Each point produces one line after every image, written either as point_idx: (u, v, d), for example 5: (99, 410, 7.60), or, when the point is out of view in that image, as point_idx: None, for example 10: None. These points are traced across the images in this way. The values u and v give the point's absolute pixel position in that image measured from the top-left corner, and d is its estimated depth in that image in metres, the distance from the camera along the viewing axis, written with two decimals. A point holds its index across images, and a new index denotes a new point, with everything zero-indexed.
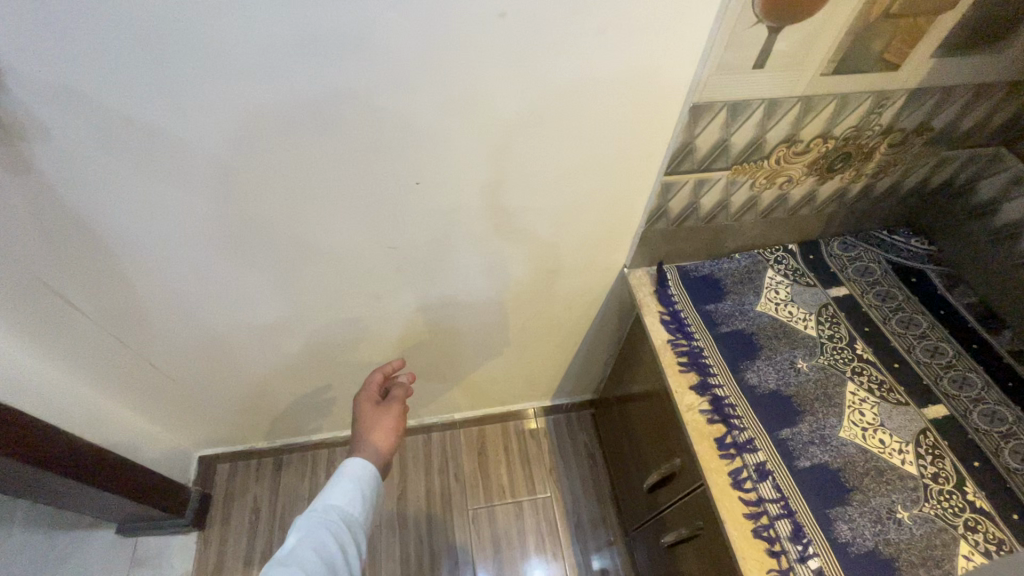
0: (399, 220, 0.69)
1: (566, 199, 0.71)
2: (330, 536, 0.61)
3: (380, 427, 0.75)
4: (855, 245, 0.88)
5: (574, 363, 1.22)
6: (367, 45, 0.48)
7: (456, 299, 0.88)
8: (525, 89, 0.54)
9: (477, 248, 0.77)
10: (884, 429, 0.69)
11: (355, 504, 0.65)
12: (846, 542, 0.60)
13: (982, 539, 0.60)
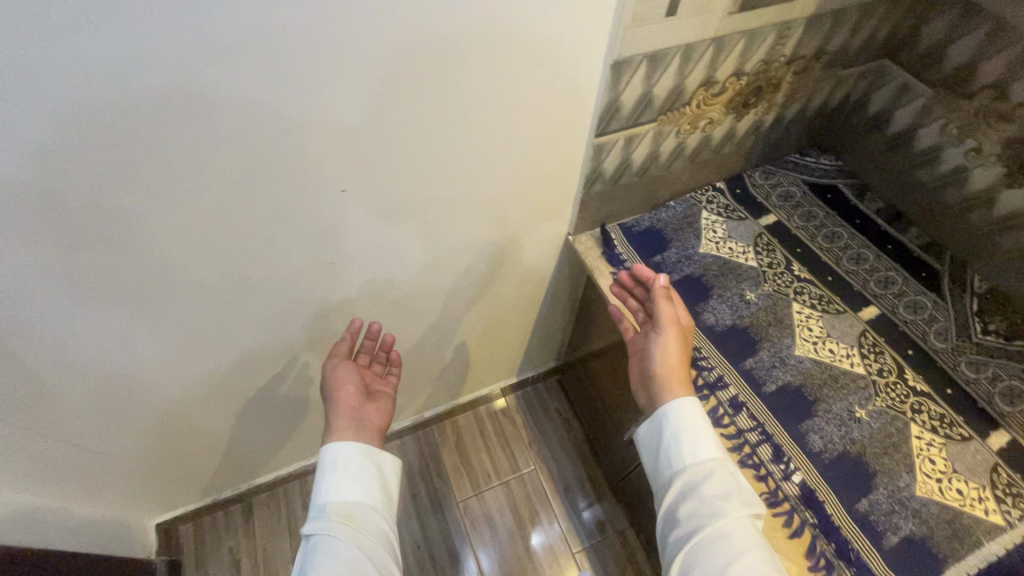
0: (334, 232, 0.64)
1: (507, 177, 0.68)
2: (335, 549, 0.60)
3: (345, 389, 0.76)
4: (775, 172, 0.92)
5: (534, 336, 1.22)
6: (263, 44, 0.41)
7: (405, 301, 0.84)
8: (445, 71, 0.50)
9: (421, 244, 0.73)
10: (831, 339, 0.74)
11: (363, 456, 0.70)
12: (821, 450, 0.65)
13: (930, 419, 0.67)
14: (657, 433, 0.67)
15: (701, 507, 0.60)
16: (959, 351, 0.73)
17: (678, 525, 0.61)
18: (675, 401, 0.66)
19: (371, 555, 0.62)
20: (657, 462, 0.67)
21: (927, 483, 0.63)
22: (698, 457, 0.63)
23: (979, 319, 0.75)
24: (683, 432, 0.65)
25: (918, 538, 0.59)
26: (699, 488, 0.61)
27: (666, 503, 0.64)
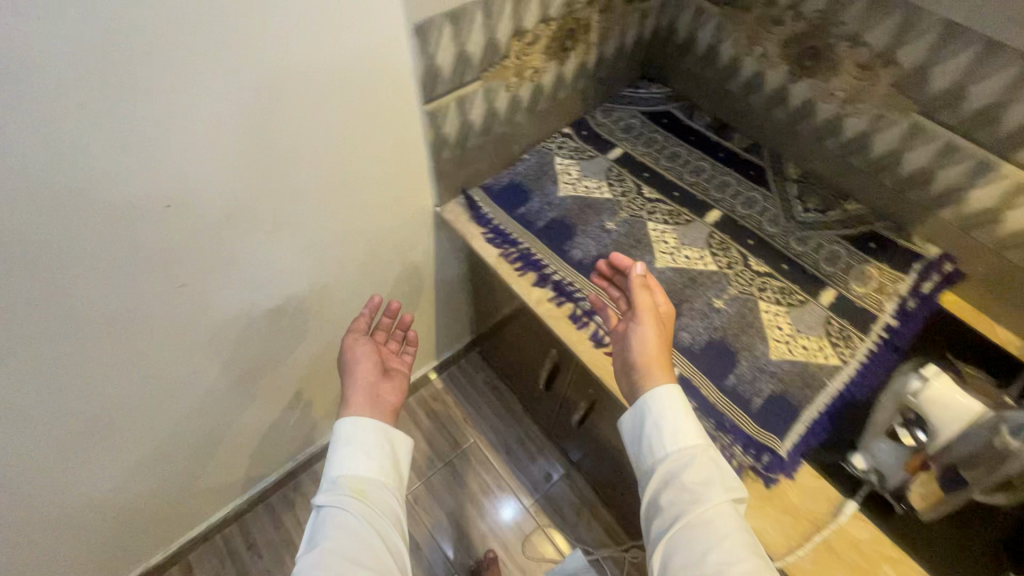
0: (214, 268, 0.65)
1: (375, 178, 0.73)
2: (346, 520, 0.61)
3: (367, 364, 0.76)
4: (614, 108, 0.99)
5: (441, 315, 1.23)
6: (24, 53, 0.40)
7: (300, 312, 0.81)
8: (245, 66, 0.51)
9: (306, 261, 0.75)
10: (684, 246, 0.82)
11: (372, 429, 0.68)
12: (690, 343, 0.73)
13: (773, 293, 0.77)
14: (638, 421, 0.63)
15: (684, 496, 0.57)
16: (787, 231, 0.84)
17: (661, 514, 0.58)
18: (659, 390, 0.62)
19: (383, 528, 0.62)
20: (638, 449, 0.64)
21: (778, 346, 0.72)
22: (681, 445, 0.60)
23: (799, 200, 0.86)
24: (665, 421, 0.61)
25: (777, 394, 0.68)
26: (682, 476, 0.58)
27: (648, 493, 0.61)
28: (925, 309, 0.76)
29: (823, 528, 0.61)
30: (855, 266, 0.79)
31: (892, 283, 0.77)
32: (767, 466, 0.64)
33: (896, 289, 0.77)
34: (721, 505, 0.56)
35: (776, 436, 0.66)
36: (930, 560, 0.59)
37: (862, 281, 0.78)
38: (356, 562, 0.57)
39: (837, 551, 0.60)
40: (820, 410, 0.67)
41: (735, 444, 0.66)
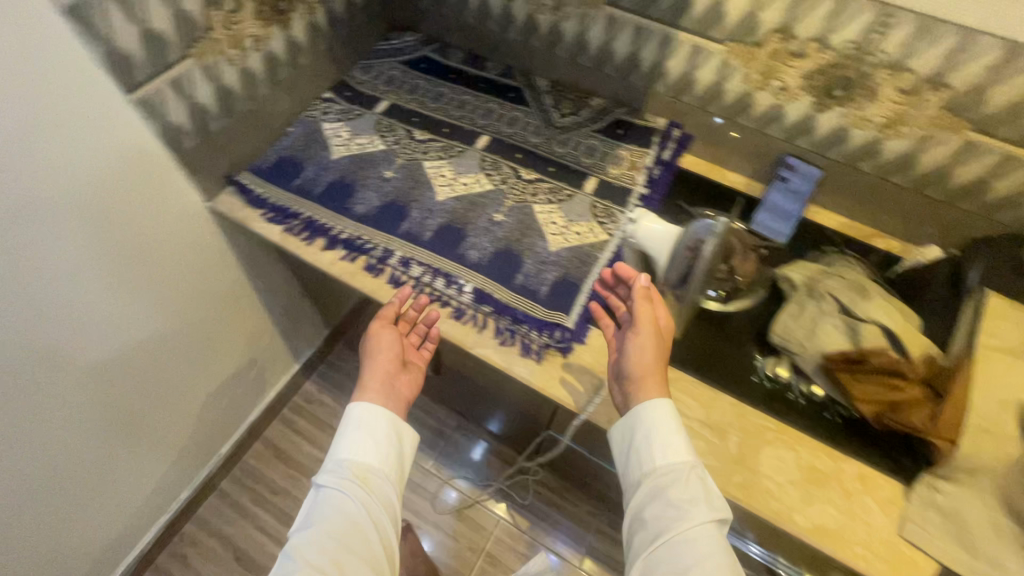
0: (49, 367, 0.70)
1: (176, 239, 0.81)
2: (346, 506, 0.60)
3: (387, 354, 0.71)
4: (373, 64, 1.01)
5: (281, 316, 1.20)
6: None
7: (154, 347, 0.86)
8: (10, 180, 0.57)
9: (133, 325, 0.80)
10: (460, 175, 0.88)
11: (377, 420, 0.66)
12: (479, 257, 0.79)
13: (545, 195, 0.86)
14: (628, 433, 0.63)
15: (668, 509, 0.57)
16: (549, 138, 0.92)
17: (644, 523, 0.58)
18: (657, 403, 0.62)
19: (376, 513, 0.61)
20: (629, 460, 0.63)
21: (555, 239, 0.81)
22: (670, 459, 0.60)
23: (555, 108, 0.95)
24: (652, 432, 0.61)
25: (560, 277, 0.77)
26: (668, 491, 0.58)
27: (633, 503, 0.61)
28: (667, 172, 0.88)
29: None
30: (609, 152, 0.90)
31: (640, 158, 0.89)
32: (560, 339, 0.72)
33: (644, 163, 0.89)
34: (704, 523, 0.55)
35: (563, 312, 0.74)
36: (695, 366, 0.71)
37: (616, 163, 0.89)
38: (344, 542, 0.57)
39: None
40: (596, 279, 0.77)
41: (530, 330, 0.73)
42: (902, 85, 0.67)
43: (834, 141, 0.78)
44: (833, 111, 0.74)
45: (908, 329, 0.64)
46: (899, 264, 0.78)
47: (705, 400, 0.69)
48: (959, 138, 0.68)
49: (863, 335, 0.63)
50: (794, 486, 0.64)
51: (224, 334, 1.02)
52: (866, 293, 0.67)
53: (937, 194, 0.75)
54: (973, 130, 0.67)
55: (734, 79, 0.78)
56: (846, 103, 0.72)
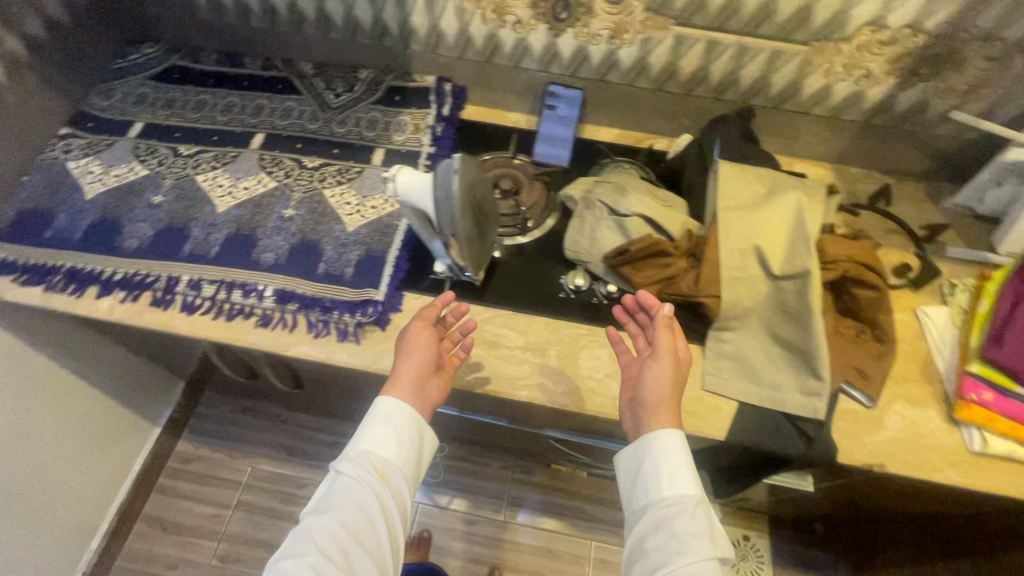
0: None
1: None
2: (356, 498, 0.56)
3: (419, 356, 0.63)
4: (113, 85, 0.92)
5: (114, 385, 1.08)
6: None
7: None
8: None
9: None
10: (240, 180, 0.83)
11: (402, 422, 0.60)
12: (275, 258, 0.76)
13: (333, 178, 0.85)
14: (638, 455, 0.58)
15: (671, 542, 0.52)
16: (328, 121, 0.90)
17: (643, 555, 0.53)
18: (669, 434, 0.57)
19: (392, 510, 0.57)
20: (634, 486, 0.58)
21: (351, 219, 0.81)
22: (676, 490, 0.55)
23: (328, 89, 0.93)
24: (662, 458, 0.56)
25: (364, 254, 0.77)
26: (674, 524, 0.53)
27: (634, 534, 0.55)
28: (450, 127, 0.90)
29: None
30: (392, 121, 0.91)
31: (422, 119, 0.90)
32: (373, 314, 0.72)
33: (426, 123, 0.90)
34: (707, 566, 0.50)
35: (373, 287, 0.74)
36: (508, 301, 0.75)
37: (401, 129, 0.90)
38: (350, 530, 0.54)
39: None
40: (399, 246, 0.77)
41: (342, 314, 0.72)
42: None
43: (580, 61, 0.84)
44: (567, 33, 0.80)
45: (663, 212, 0.71)
46: (664, 159, 0.88)
47: (523, 328, 0.73)
48: (670, 34, 0.76)
49: (630, 230, 0.70)
50: (613, 378, 0.69)
51: (53, 424, 0.96)
52: (624, 190, 0.73)
53: (675, 89, 0.84)
54: (677, 25, 0.75)
55: (476, 23, 0.81)
56: (572, 24, 0.78)
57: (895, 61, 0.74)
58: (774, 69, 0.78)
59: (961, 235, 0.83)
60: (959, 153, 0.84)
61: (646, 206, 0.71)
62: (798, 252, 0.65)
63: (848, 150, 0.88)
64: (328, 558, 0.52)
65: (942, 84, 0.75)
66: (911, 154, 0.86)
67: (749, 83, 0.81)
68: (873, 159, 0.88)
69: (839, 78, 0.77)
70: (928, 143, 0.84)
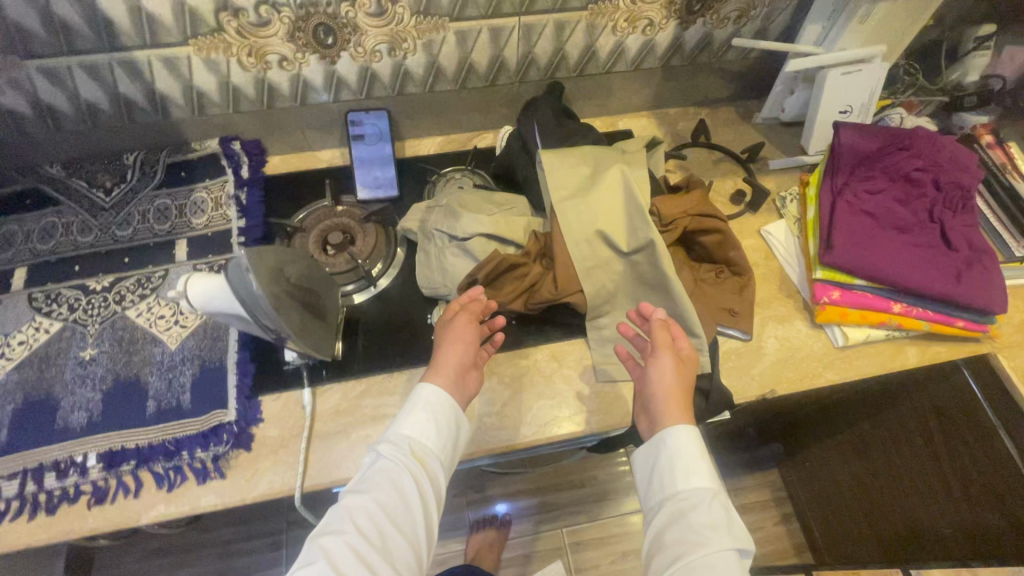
0: None
1: None
2: (397, 483, 0.53)
3: (461, 348, 0.60)
4: None
5: None
6: None
7: None
8: None
9: None
10: (12, 335, 0.67)
11: (440, 413, 0.57)
12: (89, 417, 0.63)
13: (133, 293, 0.71)
14: (649, 449, 0.56)
15: (690, 533, 0.51)
16: (105, 227, 0.75)
17: (661, 549, 0.52)
18: (683, 430, 0.55)
19: (431, 496, 0.54)
20: (648, 479, 0.56)
21: (171, 335, 0.68)
22: (691, 482, 0.54)
23: (94, 188, 0.77)
24: (675, 451, 0.55)
25: (199, 371, 0.66)
26: (689, 516, 0.52)
27: (654, 527, 0.54)
28: (255, 190, 0.79)
29: (303, 429, 0.63)
30: (185, 203, 0.77)
31: (220, 190, 0.78)
32: (231, 438, 0.62)
33: (226, 194, 0.78)
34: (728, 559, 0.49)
35: (221, 408, 0.64)
36: (380, 365, 0.68)
37: (199, 209, 0.77)
38: (389, 513, 0.52)
39: (326, 431, 0.64)
40: (236, 349, 0.67)
41: (193, 452, 0.61)
42: (367, 11, 0.66)
43: (369, 82, 0.76)
44: (341, 58, 0.71)
45: (502, 222, 0.67)
46: (493, 155, 0.84)
47: (404, 388, 0.67)
48: (450, 32, 0.71)
49: (476, 252, 0.66)
50: (511, 406, 0.66)
51: None
52: (456, 212, 0.68)
53: (479, 83, 0.80)
54: (452, 21, 0.69)
55: (234, 72, 0.70)
56: (343, 47, 0.70)
57: (670, 4, 0.74)
58: (565, 40, 0.75)
59: (776, 146, 0.88)
60: (753, 71, 0.88)
61: (483, 222, 0.66)
62: (638, 224, 0.64)
63: (660, 95, 0.89)
64: (366, 536, 0.51)
65: (717, 14, 0.77)
66: (715, 83, 0.89)
67: (546, 58, 0.78)
68: (684, 96, 0.91)
69: (627, 32, 0.77)
70: (724, 69, 0.87)
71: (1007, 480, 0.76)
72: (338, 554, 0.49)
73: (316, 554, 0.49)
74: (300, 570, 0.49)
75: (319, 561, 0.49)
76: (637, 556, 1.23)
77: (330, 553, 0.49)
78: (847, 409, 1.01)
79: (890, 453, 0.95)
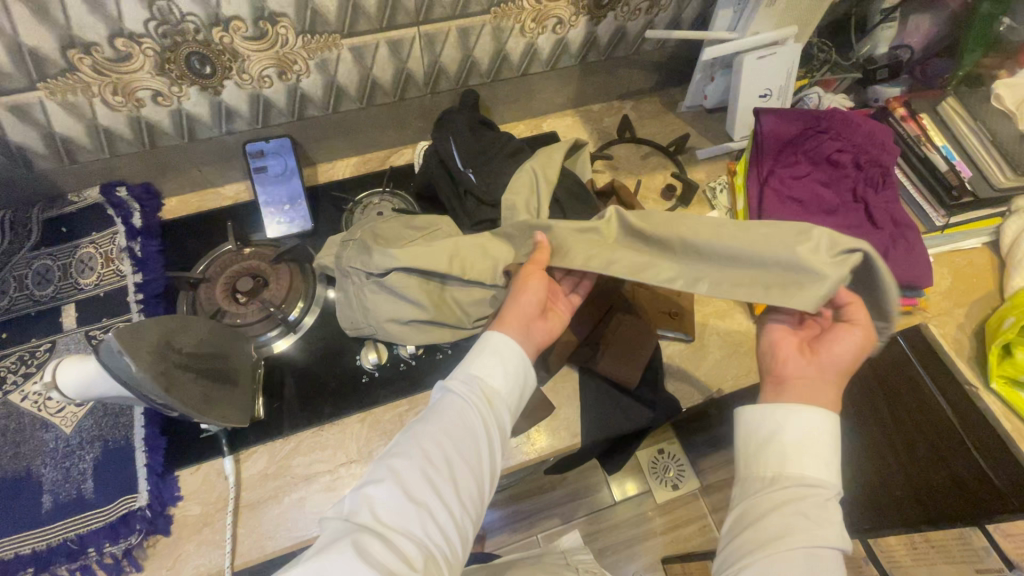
0: None
1: None
2: (464, 415, 0.48)
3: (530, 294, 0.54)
4: None
5: None
6: None
7: None
8: None
9: None
10: None
11: (511, 353, 0.51)
12: None
13: (16, 373, 0.63)
14: (777, 418, 0.48)
15: (802, 518, 0.44)
16: None
17: (759, 525, 0.45)
18: (823, 413, 0.47)
19: (498, 436, 0.49)
20: (760, 443, 0.49)
21: (65, 416, 0.61)
22: (812, 468, 0.46)
23: None
24: (805, 430, 0.47)
25: (101, 454, 0.59)
26: (804, 502, 0.45)
27: (754, 497, 0.47)
28: (150, 240, 0.71)
29: (228, 502, 0.57)
30: (70, 262, 0.69)
31: (109, 243, 0.70)
32: (145, 526, 0.56)
33: (117, 247, 0.70)
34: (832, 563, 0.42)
35: (130, 493, 0.58)
36: (309, 416, 0.63)
37: (86, 267, 0.69)
38: (455, 444, 0.47)
39: (255, 500, 0.58)
40: (143, 424, 0.61)
41: (101, 547, 0.55)
42: (244, 34, 0.59)
43: (264, 109, 0.70)
44: (226, 87, 0.65)
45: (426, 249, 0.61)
46: (413, 173, 0.79)
47: (338, 441, 0.62)
48: (344, 49, 0.65)
49: (398, 287, 0.61)
50: None
51: None
52: (369, 246, 0.63)
53: (386, 98, 0.74)
54: (345, 38, 0.64)
55: (102, 113, 0.62)
56: (226, 74, 0.63)
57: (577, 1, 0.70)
58: (472, 46, 0.71)
59: (703, 134, 0.87)
60: (671, 60, 0.86)
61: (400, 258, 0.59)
62: None
63: (582, 92, 0.86)
64: (433, 466, 0.46)
65: (627, 6, 0.74)
66: (634, 76, 0.87)
67: (456, 67, 0.73)
68: (606, 92, 0.88)
69: (537, 33, 0.73)
70: (643, 61, 0.85)
71: (937, 446, 0.72)
72: (405, 479, 0.45)
73: (385, 477, 0.45)
74: (367, 492, 0.44)
75: (387, 481, 0.45)
76: (614, 551, 1.21)
77: (397, 475, 0.45)
78: None
79: (845, 444, 0.92)
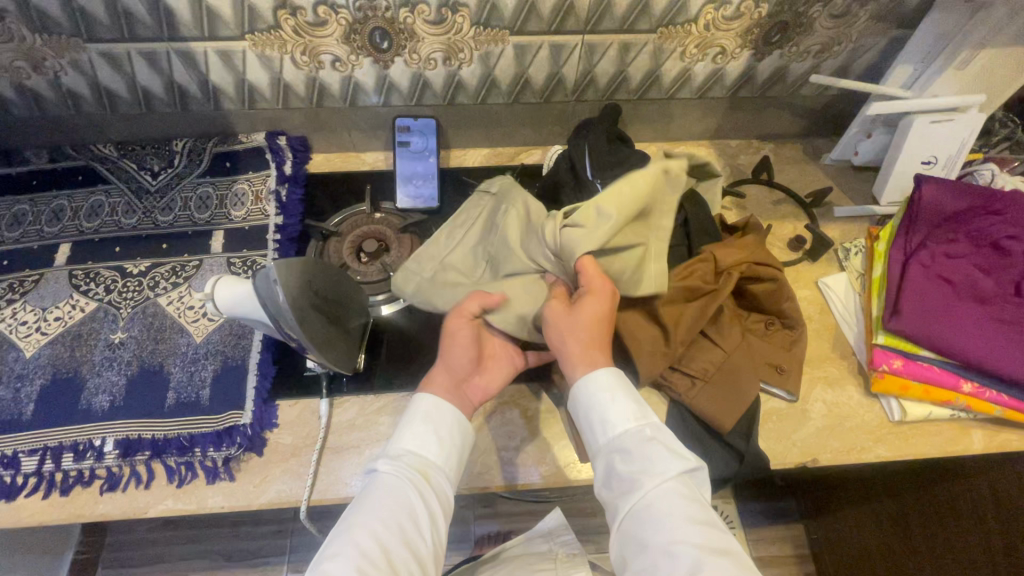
0: None
1: None
2: (397, 495, 0.48)
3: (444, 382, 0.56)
4: None
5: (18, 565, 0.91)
6: None
7: None
8: None
9: None
10: (49, 309, 0.68)
11: (439, 425, 0.53)
12: (111, 401, 0.63)
13: (167, 280, 0.71)
14: (582, 401, 0.52)
15: (629, 470, 0.47)
16: (149, 211, 0.76)
17: (612, 492, 0.48)
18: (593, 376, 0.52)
19: (438, 513, 0.49)
20: (585, 425, 0.52)
21: (199, 327, 0.68)
22: (620, 421, 0.50)
23: (142, 170, 0.77)
24: (602, 397, 0.51)
25: (220, 367, 0.66)
26: (622, 456, 0.48)
27: (598, 471, 0.50)
28: (296, 188, 0.78)
29: (317, 440, 0.62)
30: (227, 194, 0.77)
31: (262, 184, 0.78)
32: (244, 441, 0.61)
33: (267, 189, 0.77)
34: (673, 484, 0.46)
35: (237, 409, 0.63)
36: (401, 379, 0.66)
37: (239, 201, 0.77)
38: (392, 526, 0.46)
39: (339, 445, 0.62)
40: (259, 349, 0.67)
41: (206, 450, 0.61)
42: (426, 18, 0.64)
43: (421, 88, 0.74)
44: (396, 64, 0.70)
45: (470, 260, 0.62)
46: (539, 174, 0.81)
47: None
48: (509, 45, 0.68)
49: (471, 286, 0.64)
50: (531, 445, 0.63)
51: None
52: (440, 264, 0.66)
53: (533, 98, 0.77)
54: (513, 35, 0.66)
55: (288, 69, 0.69)
56: (400, 51, 0.68)
57: (746, 33, 0.69)
58: (629, 61, 0.71)
59: (844, 191, 0.82)
60: (826, 109, 0.82)
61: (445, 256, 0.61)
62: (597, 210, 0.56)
63: (723, 125, 0.84)
64: (373, 555, 0.44)
65: (797, 47, 0.72)
66: (782, 118, 0.83)
67: (606, 79, 0.74)
68: (748, 130, 0.85)
69: (696, 59, 0.72)
70: (796, 105, 0.81)
71: None
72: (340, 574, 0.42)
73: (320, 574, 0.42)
74: None
75: None
76: None
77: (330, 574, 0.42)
78: (873, 482, 0.92)
79: (919, 550, 0.85)
